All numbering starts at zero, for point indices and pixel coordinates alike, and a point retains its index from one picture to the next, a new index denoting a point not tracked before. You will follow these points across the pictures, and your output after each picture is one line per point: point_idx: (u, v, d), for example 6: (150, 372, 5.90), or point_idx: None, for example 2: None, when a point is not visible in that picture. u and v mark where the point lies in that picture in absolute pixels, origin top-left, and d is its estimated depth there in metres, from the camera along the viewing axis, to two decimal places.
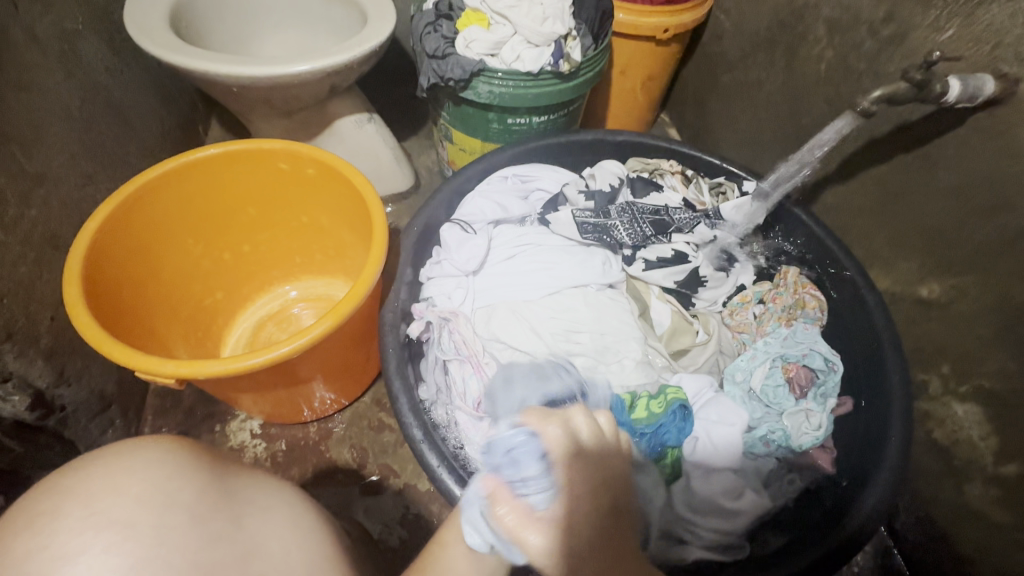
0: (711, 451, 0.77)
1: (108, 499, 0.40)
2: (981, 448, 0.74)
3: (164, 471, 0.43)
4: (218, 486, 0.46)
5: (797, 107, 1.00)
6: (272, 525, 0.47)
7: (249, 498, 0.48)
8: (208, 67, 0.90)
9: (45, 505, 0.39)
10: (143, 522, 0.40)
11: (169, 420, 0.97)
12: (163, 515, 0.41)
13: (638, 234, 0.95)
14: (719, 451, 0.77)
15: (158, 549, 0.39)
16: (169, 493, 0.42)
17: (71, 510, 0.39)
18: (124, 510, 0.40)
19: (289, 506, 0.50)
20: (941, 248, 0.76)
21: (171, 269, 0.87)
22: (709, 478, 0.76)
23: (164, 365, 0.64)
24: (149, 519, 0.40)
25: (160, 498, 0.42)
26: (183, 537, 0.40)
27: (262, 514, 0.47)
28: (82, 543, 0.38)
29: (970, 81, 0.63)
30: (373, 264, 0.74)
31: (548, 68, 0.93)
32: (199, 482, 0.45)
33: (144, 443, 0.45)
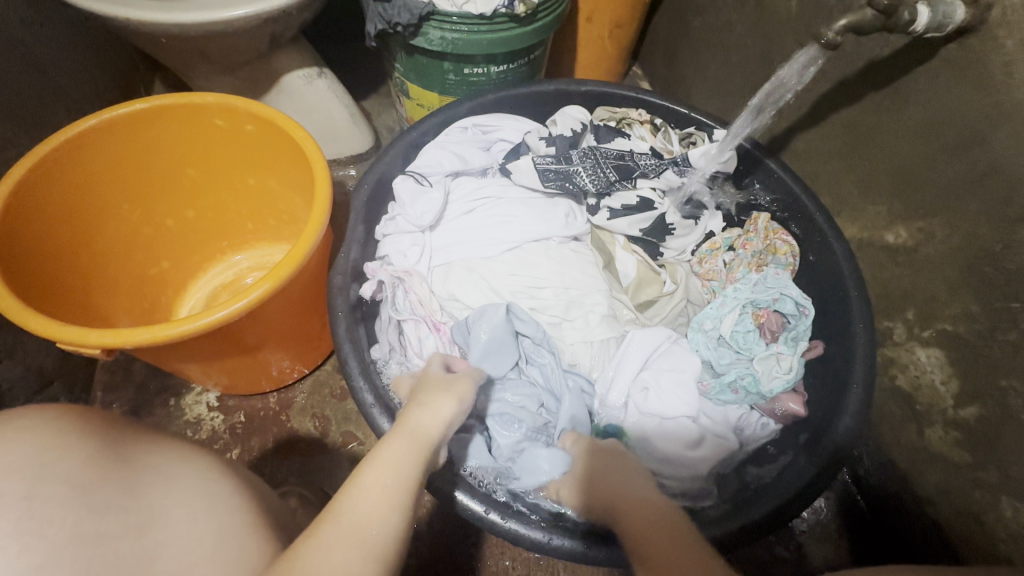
0: (663, 402, 0.77)
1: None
2: (943, 392, 0.73)
3: (39, 441, 0.41)
4: (110, 455, 0.44)
5: (767, 49, 0.95)
6: (176, 493, 0.45)
7: (151, 467, 0.46)
8: (130, 14, 0.82)
9: None
10: (15, 494, 0.37)
11: (120, 395, 0.93)
12: (36, 487, 0.38)
13: (602, 180, 0.90)
14: (671, 399, 0.77)
15: (34, 519, 0.37)
16: (46, 463, 0.40)
17: None
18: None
19: (199, 472, 0.49)
20: (909, 190, 0.74)
21: (105, 234, 0.82)
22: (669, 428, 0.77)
23: (87, 335, 0.60)
24: (21, 489, 0.38)
25: (34, 470, 0.39)
26: (62, 507, 0.38)
27: (166, 482, 0.45)
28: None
29: (938, 8, 0.60)
30: (316, 222, 0.70)
31: (502, 11, 0.87)
32: (85, 452, 0.42)
33: (26, 415, 0.43)
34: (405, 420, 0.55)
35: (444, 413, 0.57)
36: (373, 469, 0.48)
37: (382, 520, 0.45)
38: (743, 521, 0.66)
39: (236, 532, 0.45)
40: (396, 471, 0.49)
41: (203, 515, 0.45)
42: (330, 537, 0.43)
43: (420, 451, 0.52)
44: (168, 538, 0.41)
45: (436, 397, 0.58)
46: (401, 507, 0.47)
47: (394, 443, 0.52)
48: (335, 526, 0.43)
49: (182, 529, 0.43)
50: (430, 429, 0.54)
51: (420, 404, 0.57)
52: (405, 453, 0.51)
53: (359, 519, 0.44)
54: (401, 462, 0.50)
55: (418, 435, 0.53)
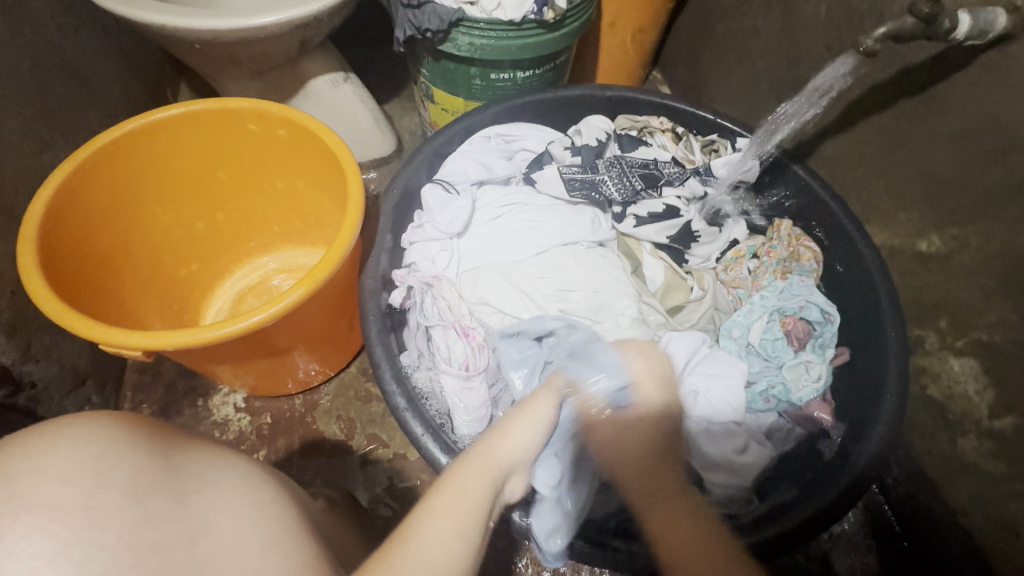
0: (711, 407, 0.76)
1: (30, 478, 0.37)
2: (977, 402, 0.72)
3: (95, 448, 0.40)
4: (158, 462, 0.43)
5: (795, 55, 0.95)
6: (222, 500, 0.44)
7: (195, 474, 0.45)
8: (166, 21, 0.83)
9: None
10: (75, 503, 0.37)
11: (149, 395, 0.95)
12: (93, 495, 0.38)
13: (628, 189, 0.90)
14: (719, 409, 0.76)
15: (93, 529, 0.36)
16: (102, 472, 0.39)
17: None
18: (50, 491, 0.37)
19: (240, 479, 0.48)
20: (944, 198, 0.73)
21: (139, 238, 0.83)
22: (711, 437, 0.75)
23: (129, 336, 0.61)
24: (80, 497, 0.37)
25: (89, 477, 0.38)
26: (119, 517, 0.38)
27: (213, 490, 0.45)
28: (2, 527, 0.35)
29: (980, 15, 0.59)
30: (349, 227, 0.70)
31: (531, 17, 0.87)
32: (135, 459, 0.42)
33: (76, 420, 0.42)
34: (477, 444, 0.55)
35: (520, 441, 0.57)
36: (443, 495, 0.47)
37: (454, 545, 0.43)
38: (780, 528, 0.66)
39: (280, 540, 0.45)
40: (467, 496, 0.48)
41: (249, 522, 0.44)
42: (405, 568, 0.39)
43: (494, 477, 0.52)
44: (220, 547, 0.41)
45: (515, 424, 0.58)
46: (475, 537, 0.45)
47: (466, 469, 0.51)
48: (401, 548, 0.41)
49: (231, 537, 0.42)
50: (506, 457, 0.54)
51: (500, 434, 0.57)
52: (474, 479, 0.50)
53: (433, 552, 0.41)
54: (473, 488, 0.49)
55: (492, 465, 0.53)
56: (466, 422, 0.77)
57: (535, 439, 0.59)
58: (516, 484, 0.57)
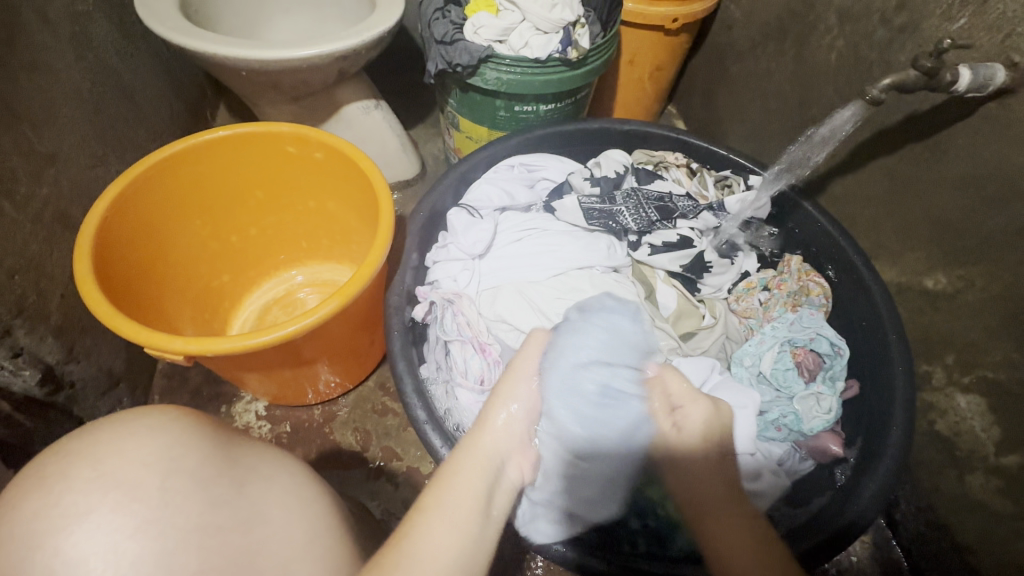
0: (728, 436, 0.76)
1: (115, 461, 0.42)
2: (984, 438, 0.74)
3: (168, 438, 0.45)
4: (221, 454, 0.48)
5: (806, 97, 0.99)
6: (275, 492, 0.49)
7: (252, 466, 0.49)
8: (217, 50, 0.90)
9: (55, 468, 0.42)
10: (149, 485, 0.42)
11: (175, 399, 0.98)
12: (165, 479, 0.43)
13: (644, 220, 0.94)
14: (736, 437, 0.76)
15: (166, 510, 0.41)
16: (174, 459, 0.44)
17: (80, 472, 0.41)
18: (131, 472, 0.42)
19: (292, 477, 0.52)
20: (950, 238, 0.76)
21: (182, 248, 0.88)
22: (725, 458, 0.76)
23: (173, 342, 0.65)
24: (156, 481, 0.42)
25: (163, 463, 0.43)
26: (185, 501, 0.42)
27: (267, 482, 0.49)
28: (90, 503, 0.40)
29: (980, 71, 0.63)
30: (380, 246, 0.75)
31: (556, 55, 0.93)
32: (201, 451, 0.46)
33: (152, 410, 0.47)
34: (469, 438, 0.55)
35: (500, 427, 0.56)
36: (440, 493, 0.50)
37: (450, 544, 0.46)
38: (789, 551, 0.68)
39: (322, 536, 0.48)
40: (462, 491, 0.50)
41: (296, 518, 0.48)
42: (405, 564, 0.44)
43: (484, 467, 0.53)
44: (270, 536, 0.45)
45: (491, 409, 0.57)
46: (471, 523, 0.48)
47: (460, 463, 0.53)
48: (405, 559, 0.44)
49: (280, 530, 0.46)
50: (493, 447, 0.54)
51: (488, 424, 0.56)
52: (469, 471, 0.52)
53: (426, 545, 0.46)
54: (469, 484, 0.51)
55: (486, 458, 0.54)
56: None
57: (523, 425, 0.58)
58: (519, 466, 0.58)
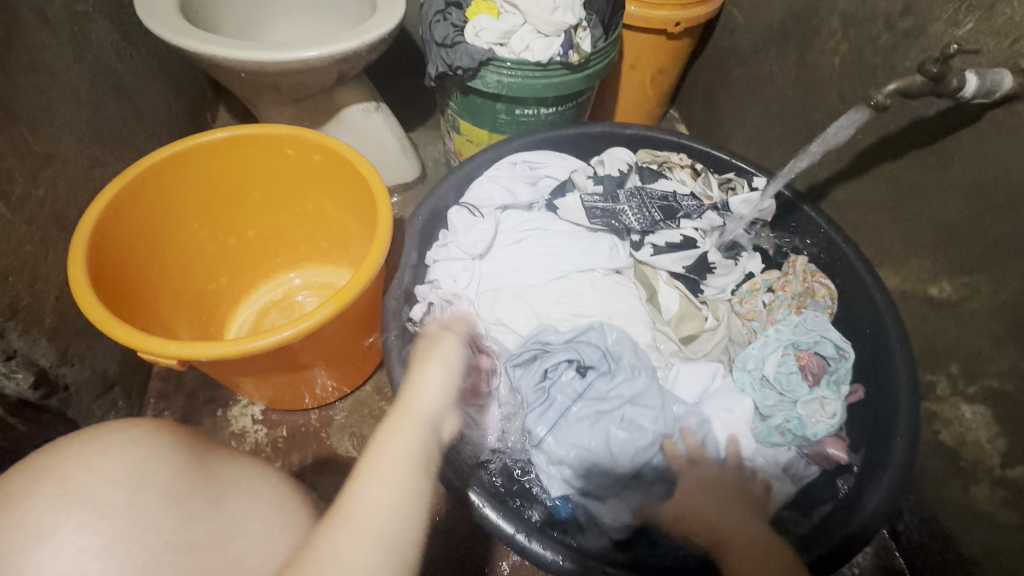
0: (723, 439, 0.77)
1: (84, 477, 0.41)
2: (989, 449, 0.72)
3: (140, 452, 0.44)
4: (197, 467, 0.47)
5: (809, 102, 0.98)
6: (255, 505, 0.48)
7: (230, 479, 0.49)
8: (216, 51, 0.89)
9: (18, 487, 0.40)
10: (119, 502, 0.41)
11: (171, 403, 0.98)
12: (136, 496, 0.42)
13: (648, 219, 0.93)
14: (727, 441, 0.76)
15: (135, 528, 0.41)
16: (145, 474, 0.43)
17: (46, 490, 0.40)
18: (99, 491, 0.41)
19: (273, 488, 0.51)
20: (955, 246, 0.75)
21: (177, 250, 0.87)
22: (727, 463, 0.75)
23: (167, 346, 0.64)
24: (125, 498, 0.41)
25: (133, 480, 0.42)
26: (156, 518, 0.42)
27: (246, 495, 0.49)
28: (55, 523, 0.39)
29: (987, 77, 0.62)
30: (377, 250, 0.74)
31: (557, 58, 0.92)
32: (177, 464, 0.46)
33: (122, 425, 0.46)
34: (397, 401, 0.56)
35: (426, 391, 0.56)
36: (373, 460, 0.48)
37: (382, 497, 0.46)
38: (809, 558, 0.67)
39: None
40: (394, 453, 0.49)
41: (276, 527, 0.47)
42: (340, 527, 0.43)
43: (420, 428, 0.53)
44: (248, 550, 0.44)
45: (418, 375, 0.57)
46: (415, 475, 0.49)
47: (391, 427, 0.52)
48: (340, 521, 0.43)
49: (260, 541, 0.46)
50: (422, 407, 0.54)
51: (412, 383, 0.57)
52: (404, 432, 0.52)
53: (360, 503, 0.45)
54: (402, 445, 0.50)
55: (415, 417, 0.53)
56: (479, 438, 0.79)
57: (450, 386, 0.58)
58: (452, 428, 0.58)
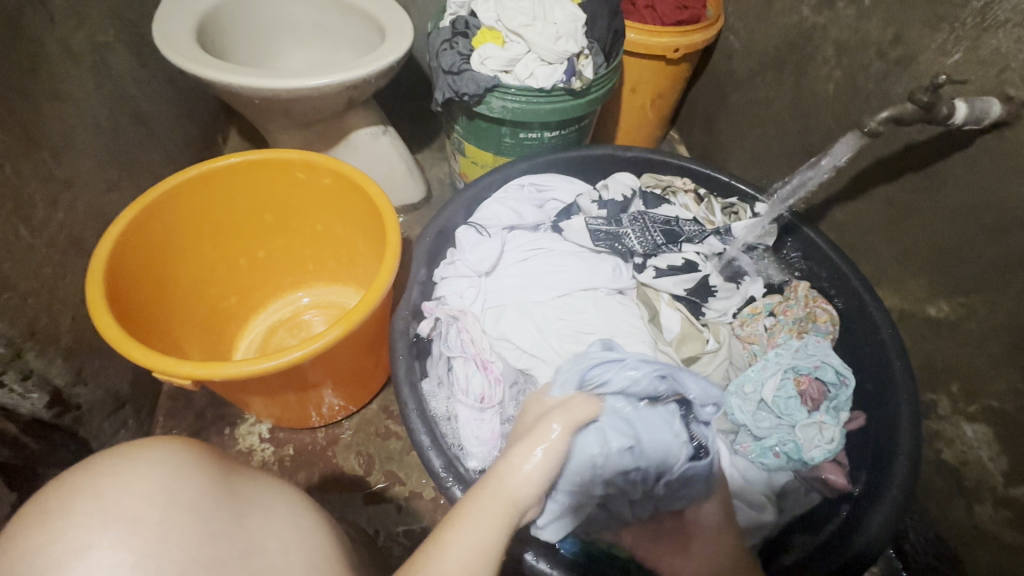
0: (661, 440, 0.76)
1: (116, 494, 0.41)
2: (991, 468, 0.73)
3: (169, 470, 0.44)
4: (221, 486, 0.47)
5: (805, 125, 1.01)
6: (274, 526, 0.48)
7: (251, 499, 0.49)
8: (232, 80, 0.93)
9: (54, 504, 0.40)
10: (151, 518, 0.41)
11: (179, 421, 0.99)
12: (167, 512, 0.42)
13: (650, 242, 0.95)
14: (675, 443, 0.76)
15: (164, 544, 0.40)
16: (173, 492, 0.43)
17: (82, 506, 0.40)
18: (132, 506, 0.41)
19: (289, 508, 0.51)
20: (952, 267, 0.76)
21: (189, 271, 0.89)
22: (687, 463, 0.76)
23: (181, 366, 0.66)
24: (157, 514, 0.41)
25: (165, 495, 0.42)
26: (187, 533, 0.41)
27: (265, 515, 0.48)
28: (90, 539, 0.39)
29: (976, 104, 0.65)
30: (386, 272, 0.75)
31: (560, 85, 0.95)
32: (202, 482, 0.46)
33: (151, 444, 0.46)
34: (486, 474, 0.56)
35: (526, 470, 0.55)
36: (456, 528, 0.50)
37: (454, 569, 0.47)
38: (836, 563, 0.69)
39: (322, 569, 0.47)
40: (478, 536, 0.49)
41: (295, 547, 0.47)
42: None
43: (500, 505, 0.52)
44: (268, 569, 0.43)
45: (518, 453, 0.56)
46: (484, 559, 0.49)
47: (481, 501, 0.52)
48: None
49: (280, 561, 0.45)
50: (518, 491, 0.53)
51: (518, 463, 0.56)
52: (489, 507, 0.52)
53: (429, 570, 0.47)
54: (480, 515, 0.51)
55: (510, 499, 0.53)
56: (477, 453, 0.79)
57: (549, 472, 0.56)
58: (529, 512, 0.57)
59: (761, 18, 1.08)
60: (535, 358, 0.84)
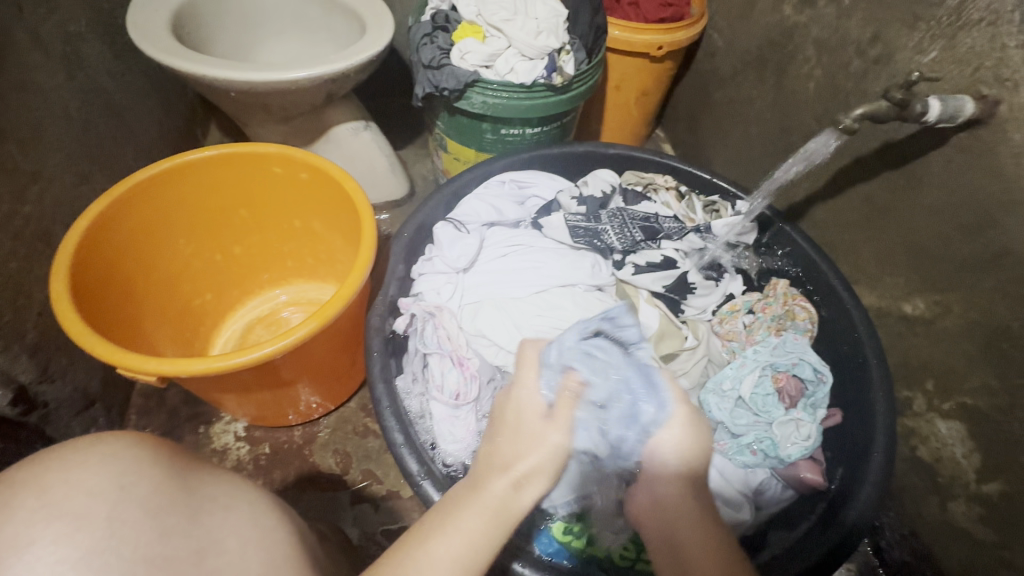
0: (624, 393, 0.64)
1: (63, 489, 0.40)
2: (964, 465, 0.74)
3: (122, 464, 0.43)
4: (178, 480, 0.46)
5: (787, 124, 1.01)
6: (232, 523, 0.47)
7: (210, 495, 0.48)
8: (207, 72, 0.91)
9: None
10: (99, 514, 0.40)
11: (152, 419, 0.97)
12: (116, 507, 0.40)
13: (628, 239, 0.94)
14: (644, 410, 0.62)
15: (112, 540, 0.39)
16: (125, 487, 0.42)
17: (24, 502, 0.39)
18: (78, 502, 0.40)
19: (250, 505, 0.50)
20: (926, 264, 0.77)
21: (160, 266, 0.88)
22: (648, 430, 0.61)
23: (147, 363, 0.64)
24: (105, 510, 0.40)
25: (116, 490, 0.41)
26: (136, 530, 0.40)
27: (222, 511, 0.47)
28: (32, 535, 0.37)
29: (949, 102, 0.65)
30: (360, 268, 0.74)
31: (542, 80, 0.95)
32: (157, 477, 0.45)
33: (104, 438, 0.45)
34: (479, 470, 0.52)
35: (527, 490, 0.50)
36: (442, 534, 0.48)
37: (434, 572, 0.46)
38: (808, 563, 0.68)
39: (281, 567, 0.47)
40: (468, 549, 0.47)
41: (253, 545, 0.46)
42: None
43: (486, 516, 0.48)
44: (224, 566, 0.43)
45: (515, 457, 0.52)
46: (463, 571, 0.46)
47: (467, 510, 0.49)
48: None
49: (236, 559, 0.44)
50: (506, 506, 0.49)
51: (505, 472, 0.51)
52: (475, 523, 0.48)
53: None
54: (465, 525, 0.48)
55: (502, 513, 0.49)
56: (451, 451, 0.79)
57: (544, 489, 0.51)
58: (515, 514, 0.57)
59: (744, 16, 1.08)
60: (514, 356, 0.84)
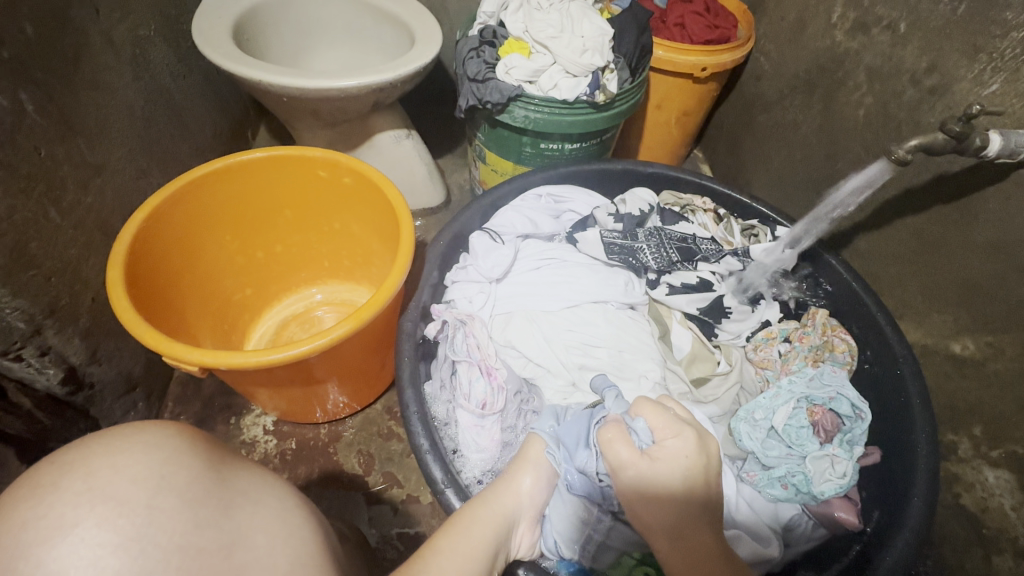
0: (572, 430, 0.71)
1: (109, 474, 0.42)
2: (1014, 518, 0.70)
3: (162, 454, 0.45)
4: (212, 475, 0.47)
5: (833, 151, 0.99)
6: (262, 518, 0.47)
7: (242, 490, 0.49)
8: (263, 77, 0.95)
9: (47, 478, 0.41)
10: (139, 501, 0.41)
11: (187, 407, 1.00)
12: (155, 496, 0.42)
13: (664, 259, 0.94)
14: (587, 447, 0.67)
15: (149, 527, 0.40)
16: (165, 476, 0.43)
17: (72, 484, 0.40)
18: (121, 488, 0.41)
19: (280, 501, 0.51)
20: (978, 301, 0.74)
21: (206, 261, 0.91)
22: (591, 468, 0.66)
23: (190, 353, 0.66)
24: (145, 498, 0.41)
25: (156, 480, 0.43)
26: (172, 519, 0.41)
27: (253, 506, 0.48)
28: (77, 516, 0.39)
29: (1011, 137, 0.62)
30: (397, 272, 0.76)
31: (584, 98, 0.95)
32: (194, 469, 0.46)
33: (148, 427, 0.47)
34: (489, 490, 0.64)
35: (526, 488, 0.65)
36: (453, 537, 0.54)
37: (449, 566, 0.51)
38: None
39: (305, 565, 0.46)
40: (473, 541, 0.55)
41: (281, 543, 0.46)
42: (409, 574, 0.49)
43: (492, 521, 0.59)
44: (251, 560, 0.43)
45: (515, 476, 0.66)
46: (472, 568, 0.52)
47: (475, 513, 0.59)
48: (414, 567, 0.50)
49: (263, 555, 0.44)
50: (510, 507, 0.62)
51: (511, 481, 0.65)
52: (484, 523, 0.58)
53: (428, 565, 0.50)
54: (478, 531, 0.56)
55: (502, 509, 0.61)
56: (473, 461, 0.79)
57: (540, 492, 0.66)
58: (521, 538, 0.65)
59: (793, 40, 1.07)
60: (542, 369, 0.85)
